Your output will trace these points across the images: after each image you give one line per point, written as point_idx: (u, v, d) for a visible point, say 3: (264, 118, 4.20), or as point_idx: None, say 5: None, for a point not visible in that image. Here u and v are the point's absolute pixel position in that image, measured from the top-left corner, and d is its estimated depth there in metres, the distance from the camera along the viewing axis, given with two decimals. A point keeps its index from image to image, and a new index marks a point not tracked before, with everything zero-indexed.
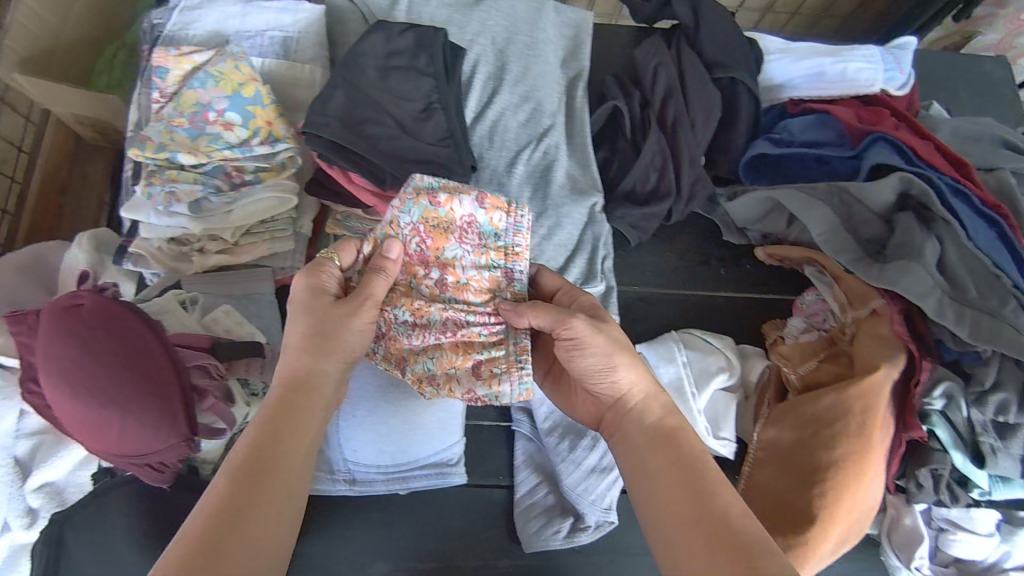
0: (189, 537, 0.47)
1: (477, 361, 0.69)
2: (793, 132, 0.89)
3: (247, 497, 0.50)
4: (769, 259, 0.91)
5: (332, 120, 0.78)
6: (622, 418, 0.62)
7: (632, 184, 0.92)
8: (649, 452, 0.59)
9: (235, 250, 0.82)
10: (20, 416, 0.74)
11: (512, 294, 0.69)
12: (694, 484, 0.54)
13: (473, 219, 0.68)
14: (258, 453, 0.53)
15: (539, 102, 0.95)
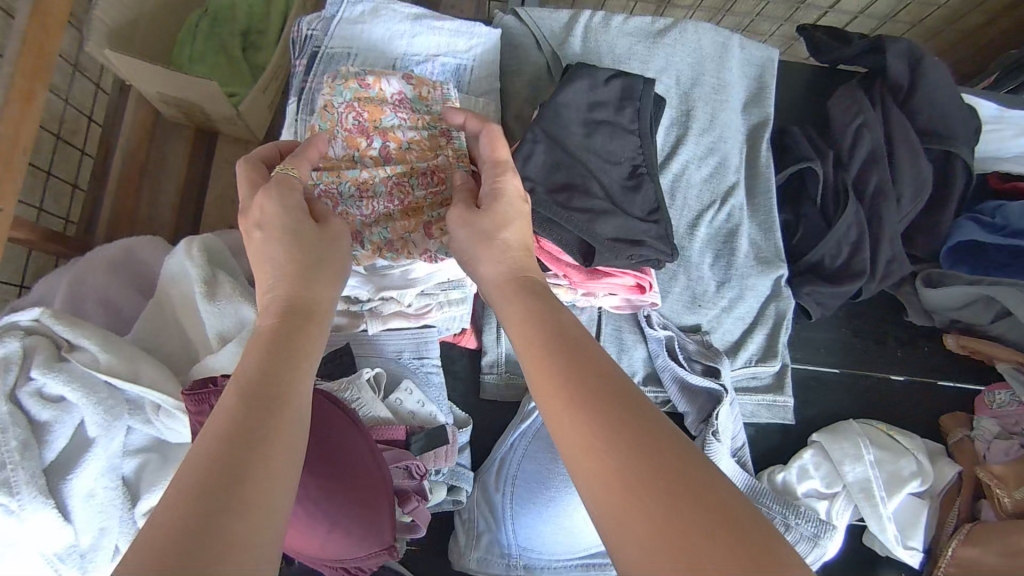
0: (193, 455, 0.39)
1: (428, 223, 0.68)
2: (1010, 219, 0.82)
3: (256, 422, 0.42)
4: (960, 348, 0.85)
5: (535, 184, 0.71)
6: (528, 307, 0.53)
7: (821, 256, 0.84)
8: (536, 340, 0.50)
9: (407, 313, 0.73)
10: (127, 433, 0.76)
11: (451, 152, 0.67)
12: (582, 392, 0.45)
13: (404, 95, 0.67)
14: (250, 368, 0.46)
15: (724, 155, 0.87)
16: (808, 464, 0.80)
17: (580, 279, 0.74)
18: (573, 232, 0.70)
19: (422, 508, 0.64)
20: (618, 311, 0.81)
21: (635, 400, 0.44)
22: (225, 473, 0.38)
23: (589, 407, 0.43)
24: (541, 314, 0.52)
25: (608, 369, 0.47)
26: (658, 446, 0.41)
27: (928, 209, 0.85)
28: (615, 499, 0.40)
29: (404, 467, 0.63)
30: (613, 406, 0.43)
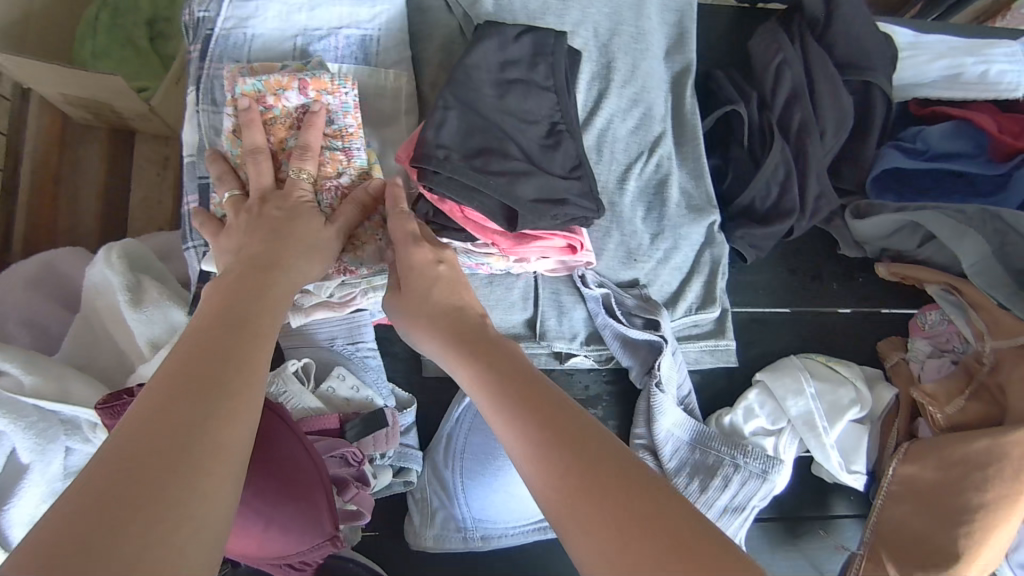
0: (146, 396, 0.40)
1: None
2: (929, 143, 0.83)
3: (187, 405, 0.39)
4: (892, 276, 0.86)
5: (451, 151, 0.67)
6: (481, 350, 0.58)
7: (751, 198, 0.84)
8: (490, 376, 0.55)
9: (331, 303, 0.70)
10: (65, 455, 0.71)
11: (355, 171, 0.67)
12: (542, 437, 0.48)
13: (304, 110, 0.65)
14: (211, 320, 0.47)
15: (649, 104, 0.85)
16: (753, 404, 0.82)
17: (508, 245, 0.72)
18: (492, 198, 0.67)
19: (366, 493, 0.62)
20: (554, 274, 0.80)
21: (582, 422, 0.49)
22: (184, 411, 0.39)
23: (543, 434, 0.48)
24: (496, 364, 0.56)
25: (560, 409, 0.50)
26: (607, 459, 0.45)
27: (853, 140, 0.85)
28: (571, 509, 0.44)
29: (341, 455, 0.61)
30: (562, 430, 0.48)
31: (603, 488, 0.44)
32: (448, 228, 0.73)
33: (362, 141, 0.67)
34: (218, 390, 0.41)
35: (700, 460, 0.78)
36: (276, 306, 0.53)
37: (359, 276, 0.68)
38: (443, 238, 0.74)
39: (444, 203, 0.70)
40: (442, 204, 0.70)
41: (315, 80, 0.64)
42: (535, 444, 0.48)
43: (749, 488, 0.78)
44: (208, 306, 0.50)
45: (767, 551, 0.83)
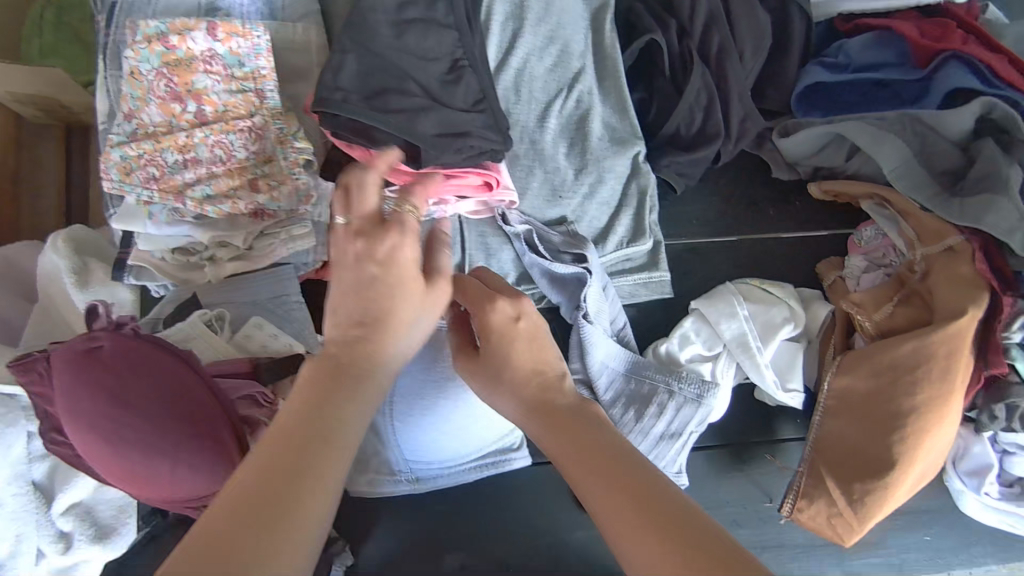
0: (197, 532, 0.35)
1: (253, 180, 0.69)
2: (850, 55, 0.81)
3: (249, 533, 0.35)
4: (825, 195, 0.85)
5: (350, 93, 0.67)
6: (572, 420, 0.50)
7: (676, 126, 0.83)
8: (576, 457, 0.47)
9: (250, 256, 0.73)
10: (31, 438, 0.68)
11: (267, 112, 0.69)
12: (672, 548, 0.38)
13: (213, 52, 0.68)
14: (288, 425, 0.41)
15: (565, 41, 0.84)
16: (689, 332, 0.81)
17: (419, 186, 0.72)
18: (394, 136, 0.67)
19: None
20: (479, 216, 0.80)
21: (686, 511, 0.40)
22: (239, 545, 0.35)
23: (647, 527, 0.40)
24: (594, 451, 0.46)
25: (693, 525, 0.39)
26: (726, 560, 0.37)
27: (775, 59, 0.84)
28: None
29: (250, 397, 0.62)
30: (656, 510, 0.40)
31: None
32: None
33: (275, 84, 0.70)
34: (279, 525, 0.36)
35: (633, 390, 0.78)
36: (369, 407, 0.45)
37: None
38: None
39: (354, 149, 0.71)
40: (351, 149, 0.71)
41: (223, 22, 0.67)
42: (635, 540, 0.40)
43: (686, 413, 0.78)
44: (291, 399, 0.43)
45: (712, 479, 0.83)
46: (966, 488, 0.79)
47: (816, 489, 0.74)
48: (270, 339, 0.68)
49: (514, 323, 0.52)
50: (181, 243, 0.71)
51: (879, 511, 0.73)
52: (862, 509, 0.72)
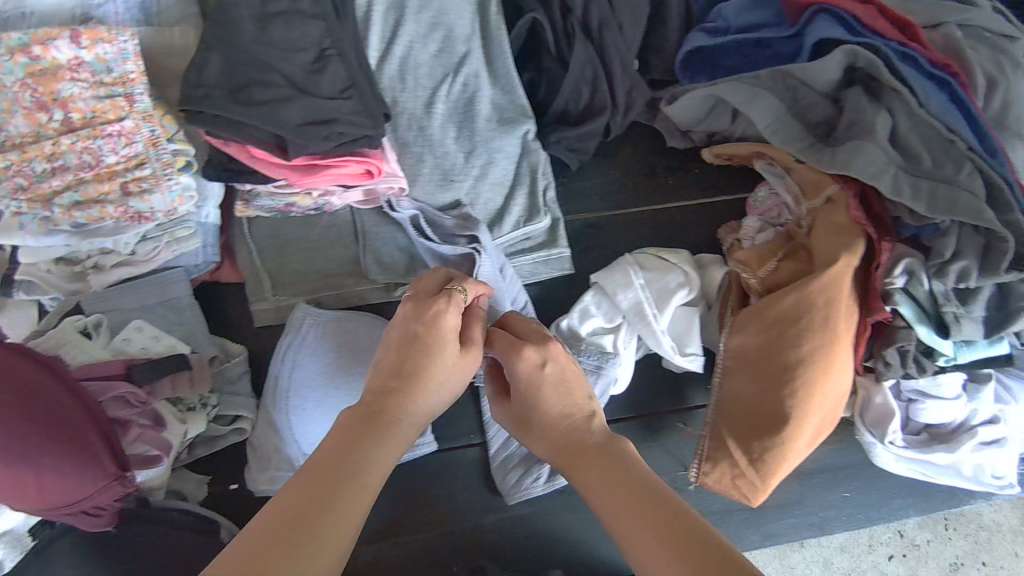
0: (271, 512, 0.46)
1: (124, 183, 0.69)
2: (728, 19, 0.81)
3: (317, 508, 0.47)
4: (717, 159, 0.86)
5: (213, 89, 0.66)
6: (581, 457, 0.60)
7: (564, 103, 0.84)
8: (601, 485, 0.56)
9: (134, 260, 0.73)
10: None
11: (136, 115, 0.68)
12: (677, 546, 0.47)
13: (80, 60, 0.66)
14: (342, 446, 0.53)
15: (450, 26, 0.83)
16: (588, 305, 0.80)
17: (294, 177, 0.72)
18: (260, 128, 0.67)
19: (158, 434, 0.64)
20: (370, 206, 0.81)
21: (695, 526, 0.49)
22: (308, 517, 0.46)
23: (659, 541, 0.48)
24: (616, 472, 0.57)
25: (688, 524, 0.49)
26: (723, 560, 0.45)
27: (659, 29, 0.84)
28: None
29: (119, 398, 0.62)
30: (682, 536, 0.48)
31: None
32: (239, 172, 0.73)
33: (144, 87, 0.68)
34: (333, 515, 0.47)
35: None
36: (395, 451, 0.56)
37: (155, 222, 0.70)
38: (246, 186, 0.75)
39: (230, 146, 0.71)
40: (227, 147, 0.71)
41: (86, 29, 0.65)
42: (651, 553, 0.48)
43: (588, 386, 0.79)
44: (338, 429, 0.55)
45: None
46: (874, 439, 0.79)
47: (719, 451, 0.74)
48: (151, 342, 0.70)
49: (550, 365, 0.64)
50: (61, 253, 0.71)
51: (779, 468, 0.73)
52: (763, 467, 0.73)
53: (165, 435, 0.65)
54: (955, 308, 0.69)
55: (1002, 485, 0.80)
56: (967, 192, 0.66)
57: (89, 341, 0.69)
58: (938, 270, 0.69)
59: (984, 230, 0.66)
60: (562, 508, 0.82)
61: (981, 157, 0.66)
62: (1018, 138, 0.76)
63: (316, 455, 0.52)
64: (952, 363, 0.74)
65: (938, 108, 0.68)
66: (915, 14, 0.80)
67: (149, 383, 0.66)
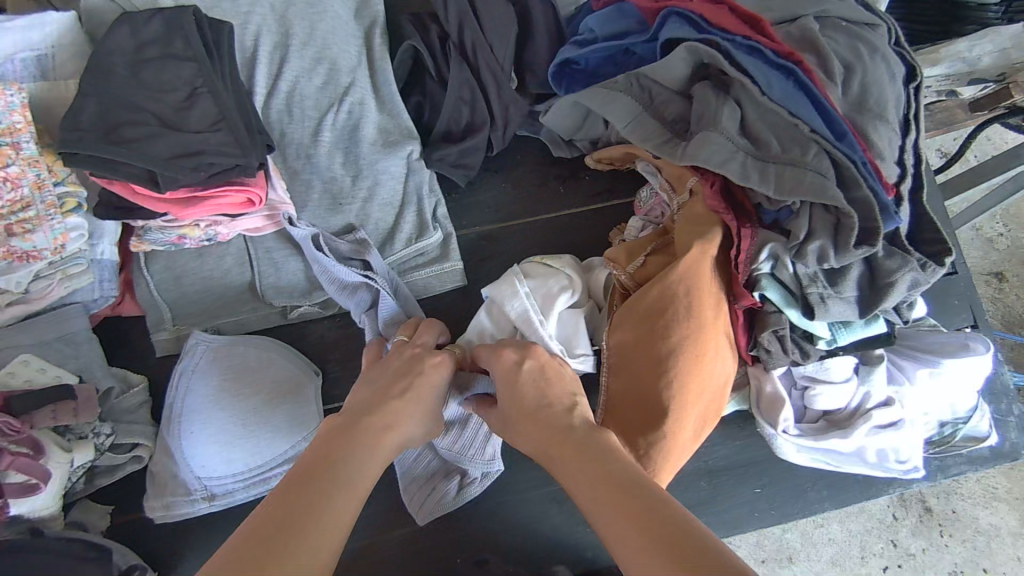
0: (270, 507, 0.47)
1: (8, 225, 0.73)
2: (594, 29, 0.84)
3: (312, 500, 0.48)
4: (600, 165, 0.88)
5: (86, 131, 0.69)
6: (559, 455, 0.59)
7: (446, 122, 0.87)
8: (582, 474, 0.55)
9: (30, 298, 0.76)
10: None
11: (22, 161, 0.72)
12: (648, 524, 0.46)
13: None
14: (327, 457, 0.54)
15: (333, 60, 0.88)
16: (483, 321, 0.79)
17: (174, 210, 0.75)
18: (129, 164, 0.69)
19: (34, 462, 0.67)
20: (262, 232, 0.83)
21: (667, 509, 0.48)
22: (304, 507, 0.47)
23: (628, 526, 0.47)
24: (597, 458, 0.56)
25: (664, 506, 0.48)
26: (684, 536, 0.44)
27: (532, 47, 0.88)
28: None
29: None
30: (651, 516, 0.47)
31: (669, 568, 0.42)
32: (120, 209, 0.75)
33: (31, 135, 0.72)
34: (331, 506, 0.48)
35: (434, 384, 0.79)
36: (380, 461, 0.58)
37: (44, 259, 0.74)
38: (137, 222, 0.78)
39: (114, 184, 0.73)
40: (112, 186, 0.73)
41: None
42: (621, 536, 0.47)
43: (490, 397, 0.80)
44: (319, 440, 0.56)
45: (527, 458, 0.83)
46: (770, 429, 0.78)
47: None
48: (37, 374, 0.73)
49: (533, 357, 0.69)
50: None
51: (666, 464, 0.71)
52: (652, 466, 0.71)
53: (42, 462, 0.67)
54: (820, 288, 0.69)
55: (908, 470, 0.78)
56: (814, 173, 0.66)
57: None
58: (797, 251, 0.68)
59: (832, 208, 0.66)
60: (467, 522, 0.81)
61: (826, 138, 0.66)
62: (882, 119, 0.75)
63: (299, 466, 0.53)
64: (834, 345, 0.73)
65: (783, 96, 0.69)
66: (773, 11, 0.82)
67: (29, 412, 0.69)
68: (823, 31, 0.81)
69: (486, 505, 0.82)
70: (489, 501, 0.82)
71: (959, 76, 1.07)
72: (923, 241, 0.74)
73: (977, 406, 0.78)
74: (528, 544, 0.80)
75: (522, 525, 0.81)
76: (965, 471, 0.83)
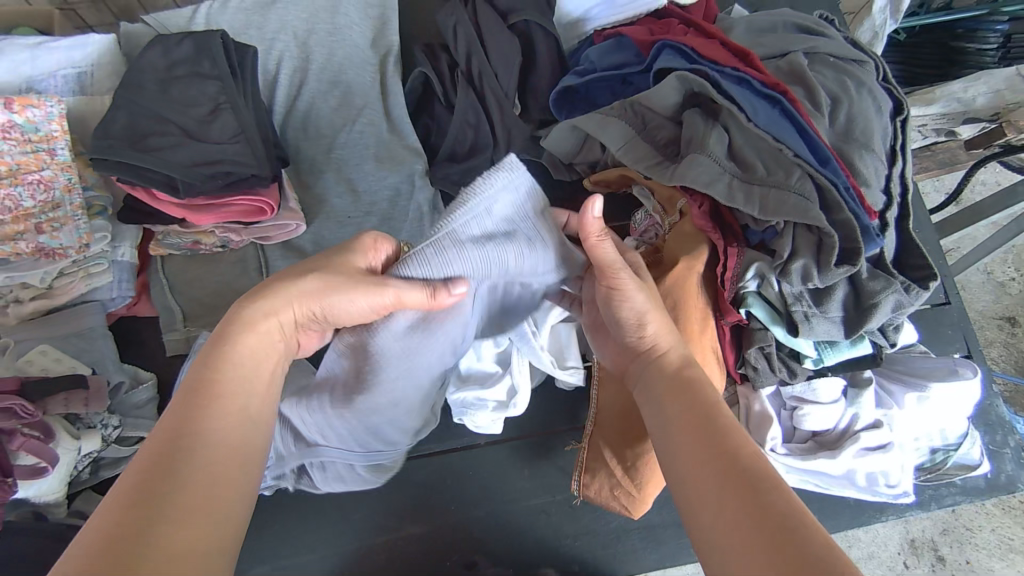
0: (157, 440, 0.45)
1: (37, 224, 0.78)
2: (594, 60, 0.89)
3: (195, 426, 0.47)
4: (596, 187, 0.91)
5: (115, 140, 0.75)
6: (651, 372, 0.58)
7: (452, 144, 0.92)
8: (669, 397, 0.55)
9: (51, 294, 0.81)
10: None
11: (57, 166, 0.78)
12: (735, 471, 0.46)
13: (11, 121, 0.77)
14: (211, 374, 0.50)
15: (349, 84, 0.94)
16: None
17: (192, 219, 0.79)
18: (152, 171, 0.75)
19: (43, 445, 0.70)
20: (274, 239, 0.87)
21: (756, 461, 0.47)
22: (185, 436, 0.46)
23: (714, 467, 0.47)
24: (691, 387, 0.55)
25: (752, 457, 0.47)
26: (772, 493, 0.44)
27: (536, 76, 0.94)
28: (722, 530, 0.44)
29: (10, 410, 0.68)
30: (738, 466, 0.47)
31: (752, 523, 0.43)
32: (143, 215, 0.81)
33: (65, 143, 0.78)
34: (214, 432, 0.47)
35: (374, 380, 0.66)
36: (265, 363, 0.54)
37: (68, 257, 0.79)
38: (156, 226, 0.83)
39: (136, 191, 0.77)
40: (134, 190, 0.77)
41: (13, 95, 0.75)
42: (700, 466, 0.48)
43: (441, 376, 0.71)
44: (202, 357, 0.51)
45: (517, 469, 0.84)
46: (758, 448, 0.78)
47: (596, 461, 0.75)
48: (52, 364, 0.77)
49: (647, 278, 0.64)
50: None
51: (654, 477, 0.72)
52: (639, 477, 0.72)
53: (47, 446, 0.70)
54: (804, 307, 0.70)
55: (897, 494, 0.77)
56: (796, 195, 0.68)
57: None
58: (781, 270, 0.70)
59: (815, 227, 0.68)
60: (457, 529, 0.81)
61: (809, 163, 0.69)
62: (867, 148, 0.78)
63: (182, 387, 0.49)
64: (820, 365, 0.74)
65: (768, 122, 0.73)
66: (763, 47, 0.87)
67: (42, 397, 0.72)
68: (811, 66, 0.85)
69: (476, 515, 0.82)
70: (479, 511, 0.82)
71: (955, 115, 1.09)
72: (909, 266, 0.75)
73: (967, 433, 0.79)
74: (516, 553, 0.81)
75: (511, 535, 0.82)
76: (960, 501, 0.83)
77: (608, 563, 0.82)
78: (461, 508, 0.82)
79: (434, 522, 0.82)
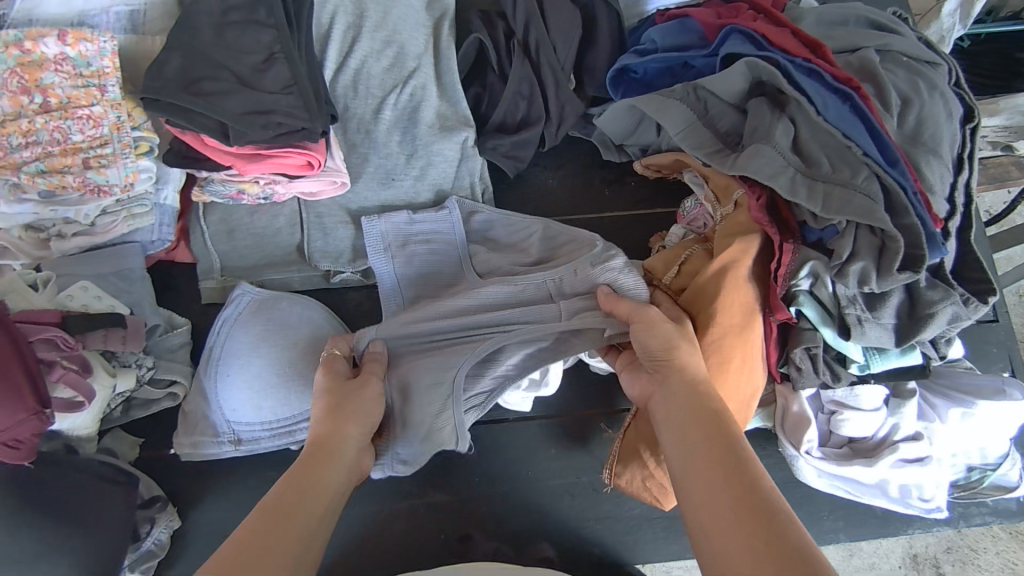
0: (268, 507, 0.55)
1: (85, 159, 0.77)
2: (656, 41, 0.86)
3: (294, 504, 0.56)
4: (648, 171, 0.90)
5: (169, 83, 0.73)
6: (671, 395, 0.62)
7: (502, 115, 0.89)
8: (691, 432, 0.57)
9: (94, 229, 0.81)
10: None
11: (107, 103, 0.77)
12: (748, 498, 0.48)
13: (64, 55, 0.75)
14: (296, 482, 0.59)
15: (402, 45, 0.92)
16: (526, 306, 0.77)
17: (236, 165, 0.78)
18: (197, 113, 0.73)
19: (81, 380, 0.69)
20: (315, 198, 0.87)
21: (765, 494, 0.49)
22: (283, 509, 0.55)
23: (722, 474, 0.51)
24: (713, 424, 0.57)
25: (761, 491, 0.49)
26: (756, 497, 0.48)
27: (594, 53, 0.91)
28: (722, 528, 0.47)
29: (51, 341, 0.69)
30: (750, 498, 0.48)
31: (741, 522, 0.47)
32: (190, 160, 0.79)
33: (117, 81, 0.77)
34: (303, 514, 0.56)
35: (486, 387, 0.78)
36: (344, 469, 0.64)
37: (113, 195, 0.79)
38: (200, 173, 0.81)
39: (185, 134, 0.76)
40: (184, 135, 0.76)
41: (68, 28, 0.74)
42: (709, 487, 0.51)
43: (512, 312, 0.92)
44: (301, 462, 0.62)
45: (543, 449, 0.83)
46: (792, 450, 0.77)
47: (628, 453, 0.74)
48: (92, 301, 0.79)
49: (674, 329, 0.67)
50: (28, 221, 0.79)
51: None
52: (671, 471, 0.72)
53: (86, 383, 0.70)
54: (858, 311, 0.68)
55: (930, 508, 0.76)
56: (863, 196, 0.66)
57: (33, 292, 0.77)
58: (838, 271, 0.68)
59: (878, 230, 0.66)
60: (477, 500, 0.81)
61: (878, 162, 0.66)
62: (934, 153, 0.74)
63: (283, 479, 0.59)
64: (866, 371, 0.73)
65: (838, 118, 0.70)
66: (834, 40, 0.84)
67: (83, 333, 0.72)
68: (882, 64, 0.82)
69: (499, 488, 0.82)
70: (500, 485, 0.82)
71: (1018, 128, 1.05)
72: (966, 279, 0.73)
73: (1009, 454, 0.77)
74: (535, 531, 0.81)
75: (530, 512, 0.82)
76: (989, 521, 0.82)
77: (629, 550, 0.82)
78: (485, 481, 0.82)
79: (456, 492, 0.82)
